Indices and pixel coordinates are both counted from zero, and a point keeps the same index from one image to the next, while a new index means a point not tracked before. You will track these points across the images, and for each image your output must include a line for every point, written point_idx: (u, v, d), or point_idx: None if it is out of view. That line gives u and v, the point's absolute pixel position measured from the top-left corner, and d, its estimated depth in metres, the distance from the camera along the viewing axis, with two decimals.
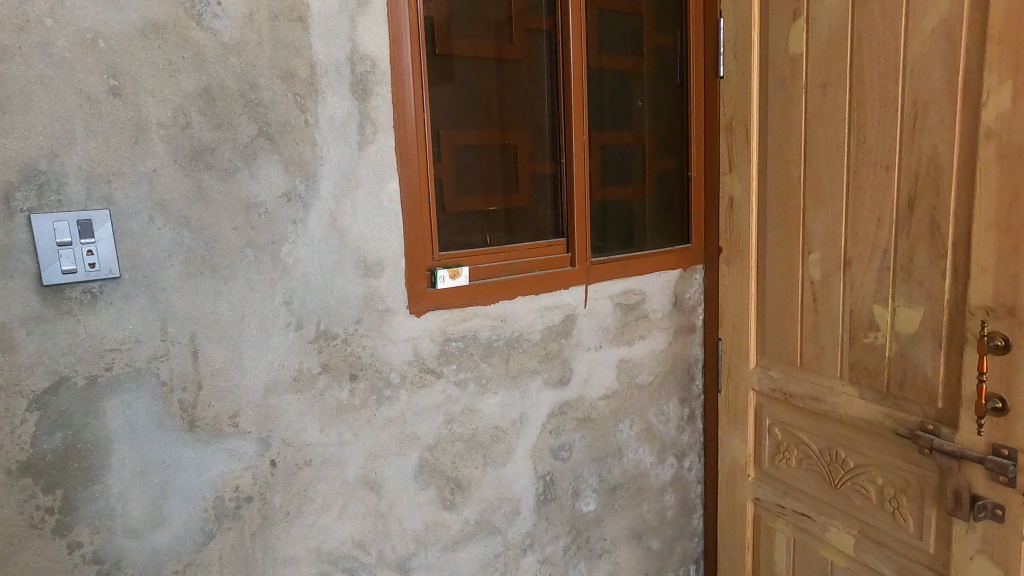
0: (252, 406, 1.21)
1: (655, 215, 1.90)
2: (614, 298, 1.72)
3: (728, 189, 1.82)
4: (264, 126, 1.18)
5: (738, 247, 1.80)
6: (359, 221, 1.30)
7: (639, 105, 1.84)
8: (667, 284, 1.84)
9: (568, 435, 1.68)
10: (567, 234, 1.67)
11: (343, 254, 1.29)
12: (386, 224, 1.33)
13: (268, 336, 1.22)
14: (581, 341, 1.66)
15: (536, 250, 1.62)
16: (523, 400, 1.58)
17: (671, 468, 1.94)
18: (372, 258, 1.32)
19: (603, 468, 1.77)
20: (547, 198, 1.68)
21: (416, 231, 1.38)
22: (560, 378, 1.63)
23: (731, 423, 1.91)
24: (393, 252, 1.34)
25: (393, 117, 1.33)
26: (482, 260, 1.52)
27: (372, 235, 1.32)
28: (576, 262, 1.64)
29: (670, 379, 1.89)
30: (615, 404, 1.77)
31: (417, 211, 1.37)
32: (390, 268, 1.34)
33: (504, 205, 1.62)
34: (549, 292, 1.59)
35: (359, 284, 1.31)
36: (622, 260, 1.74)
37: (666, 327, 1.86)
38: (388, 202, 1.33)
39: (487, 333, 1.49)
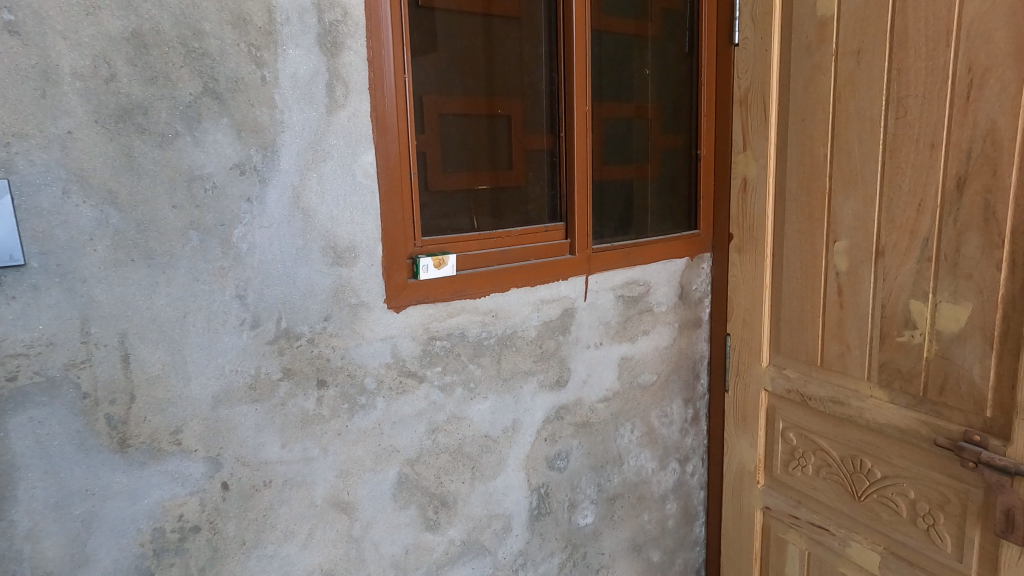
0: (199, 420, 1.01)
1: (659, 198, 1.73)
2: (615, 290, 1.54)
3: (741, 170, 1.64)
4: (210, 83, 0.97)
5: (751, 234, 1.64)
6: (328, 199, 1.10)
7: (642, 76, 1.67)
8: (673, 274, 1.67)
9: (565, 442, 1.51)
10: (565, 218, 1.47)
11: (308, 238, 1.08)
12: (360, 203, 1.13)
13: (218, 337, 1.02)
14: (580, 338, 1.49)
15: (532, 235, 1.43)
16: (516, 404, 1.40)
17: (673, 474, 1.78)
18: (344, 244, 1.12)
19: (601, 477, 1.60)
20: (543, 177, 1.49)
21: (395, 213, 1.18)
22: (557, 380, 1.46)
23: (739, 425, 1.75)
24: (368, 237, 1.15)
25: (368, 77, 1.12)
26: (471, 247, 1.33)
27: (345, 216, 1.12)
28: (577, 250, 1.46)
29: (674, 378, 1.73)
30: (616, 407, 1.60)
31: (397, 190, 1.18)
32: (366, 255, 1.15)
33: (490, 183, 1.46)
34: (546, 283, 1.41)
35: (328, 274, 1.11)
36: (625, 248, 1.56)
37: (670, 322, 1.68)
38: (363, 177, 1.13)
39: (476, 331, 1.31)
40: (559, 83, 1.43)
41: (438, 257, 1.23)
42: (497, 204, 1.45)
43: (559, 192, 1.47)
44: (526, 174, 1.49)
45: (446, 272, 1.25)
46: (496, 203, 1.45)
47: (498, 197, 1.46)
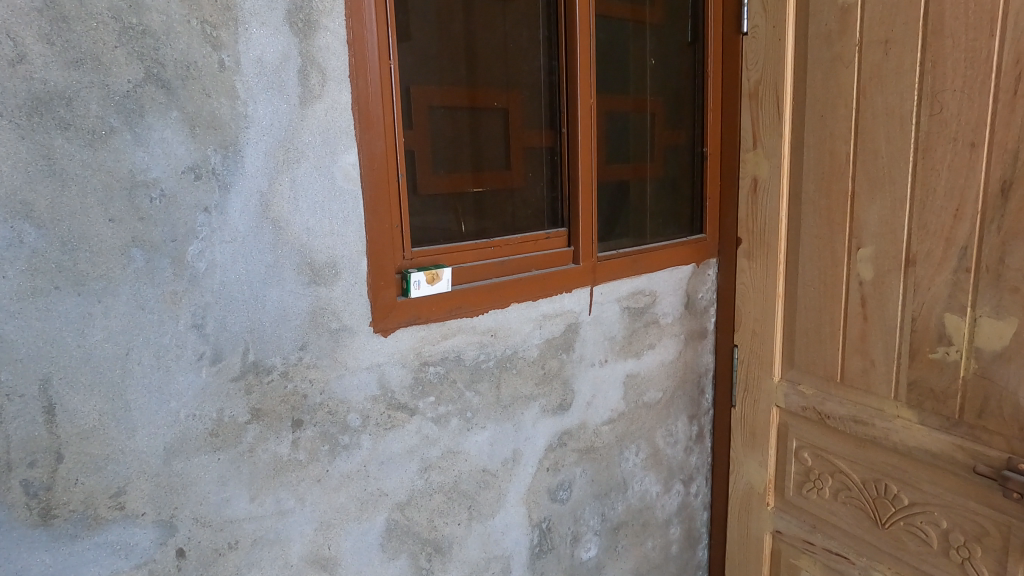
0: (146, 478, 0.84)
1: (660, 200, 1.59)
2: (621, 301, 1.42)
3: (750, 169, 1.53)
4: (154, 67, 0.79)
5: (763, 239, 1.52)
6: (303, 208, 0.93)
7: (644, 65, 1.52)
8: (679, 283, 1.55)
9: (568, 470, 1.37)
10: (568, 224, 1.34)
11: (279, 254, 0.91)
12: (340, 211, 0.96)
13: (172, 376, 0.85)
14: (584, 356, 1.35)
15: (532, 243, 1.28)
16: (517, 433, 1.26)
17: (677, 496, 1.67)
18: (321, 260, 0.95)
19: (605, 505, 1.47)
20: (542, 178, 1.35)
21: (382, 221, 1.02)
22: (560, 403, 1.33)
23: (747, 443, 1.64)
24: (350, 251, 0.98)
25: (349, 63, 0.96)
26: (465, 259, 1.17)
27: (322, 227, 0.95)
28: (581, 259, 1.32)
29: (679, 394, 1.61)
30: (620, 428, 1.47)
31: (383, 195, 1.01)
32: (348, 272, 0.98)
33: (474, 185, 1.27)
34: (549, 296, 1.27)
35: (304, 296, 0.94)
36: (632, 255, 1.43)
37: (676, 334, 1.57)
38: (343, 181, 0.96)
39: (473, 353, 1.16)
40: (561, 73, 1.29)
41: (430, 271, 1.07)
42: (491, 208, 1.28)
43: (561, 194, 1.33)
44: (519, 174, 1.32)
45: (439, 288, 1.09)
46: (483, 208, 1.27)
47: (484, 201, 1.28)
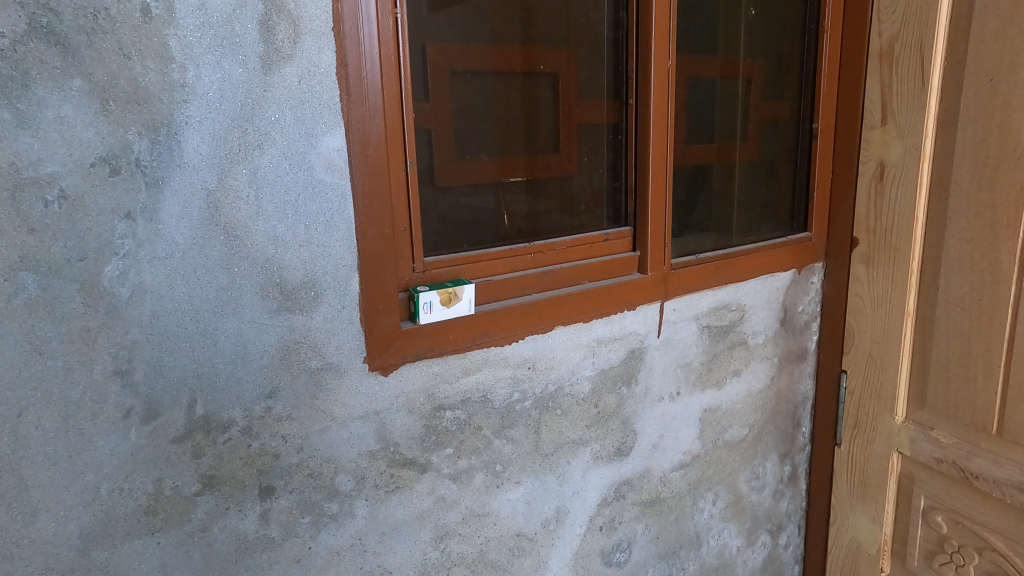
0: (54, 575, 0.64)
1: (753, 191, 1.28)
2: (700, 318, 1.12)
3: (875, 152, 1.20)
4: (42, 16, 0.56)
5: (892, 241, 1.19)
6: (266, 210, 0.69)
7: (742, 16, 1.19)
8: (774, 293, 1.24)
9: (626, 527, 1.11)
10: (632, 221, 1.04)
11: (234, 273, 0.68)
12: (321, 214, 0.72)
13: (86, 441, 0.63)
14: (650, 389, 1.08)
15: (586, 247, 1.00)
16: (561, 487, 1.00)
17: (762, 550, 1.37)
18: (295, 279, 0.71)
19: (673, 566, 1.20)
20: (602, 162, 1.06)
21: (380, 225, 0.77)
22: (617, 448, 1.06)
23: (855, 491, 1.33)
24: (335, 265, 0.74)
25: (333, 11, 0.69)
26: (498, 269, 0.91)
27: (295, 236, 0.71)
28: (649, 267, 1.03)
29: (769, 428, 1.31)
30: (694, 474, 1.19)
31: (382, 190, 0.76)
32: (332, 293, 0.74)
33: (526, 175, 1.00)
34: (606, 315, 0.99)
35: (274, 327, 0.71)
36: (716, 260, 1.13)
37: (768, 356, 1.26)
38: (323, 172, 0.71)
39: (504, 391, 0.90)
40: (629, 26, 0.98)
41: (446, 291, 0.81)
42: (540, 203, 1.01)
43: (625, 184, 1.04)
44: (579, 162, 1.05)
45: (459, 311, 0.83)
46: (528, 203, 1.00)
47: (530, 194, 1.00)
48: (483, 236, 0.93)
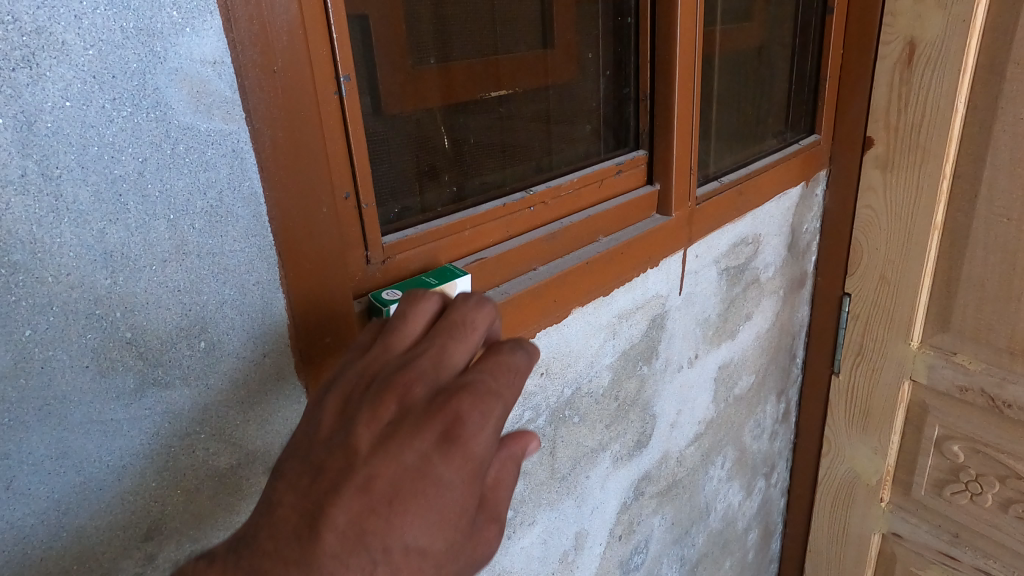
0: None
1: (739, 96, 0.96)
2: (719, 262, 0.88)
3: (903, 29, 0.96)
4: None
5: (918, 143, 0.98)
6: (75, 199, 0.32)
7: None
8: (784, 215, 1.02)
9: (645, 526, 0.90)
10: (648, 144, 0.75)
11: (24, 343, 0.32)
12: (196, 193, 0.36)
13: None
14: (670, 360, 0.84)
15: (594, 188, 0.70)
16: (580, 509, 0.76)
17: (758, 497, 1.24)
18: (163, 326, 0.37)
19: (685, 546, 1.02)
20: (601, 59, 0.73)
21: (315, 201, 0.42)
22: (637, 440, 0.83)
23: (855, 424, 1.20)
24: (242, 286, 0.40)
25: None
26: (488, 236, 0.60)
27: (150, 245, 0.35)
28: (672, 207, 0.76)
29: (772, 369, 1.14)
30: (706, 443, 1.00)
31: (311, 137, 0.41)
32: (241, 336, 0.40)
33: (454, 99, 0.61)
34: (628, 281, 0.72)
35: (135, 424, 0.37)
36: (736, 185, 0.88)
37: (775, 291, 1.06)
38: (187, 109, 0.35)
39: (513, 415, 0.62)
40: None
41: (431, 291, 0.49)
42: (472, 143, 0.62)
43: (636, 91, 0.74)
44: (512, 69, 0.65)
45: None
46: (454, 147, 0.61)
47: (457, 129, 0.61)
48: (453, 181, 0.61)
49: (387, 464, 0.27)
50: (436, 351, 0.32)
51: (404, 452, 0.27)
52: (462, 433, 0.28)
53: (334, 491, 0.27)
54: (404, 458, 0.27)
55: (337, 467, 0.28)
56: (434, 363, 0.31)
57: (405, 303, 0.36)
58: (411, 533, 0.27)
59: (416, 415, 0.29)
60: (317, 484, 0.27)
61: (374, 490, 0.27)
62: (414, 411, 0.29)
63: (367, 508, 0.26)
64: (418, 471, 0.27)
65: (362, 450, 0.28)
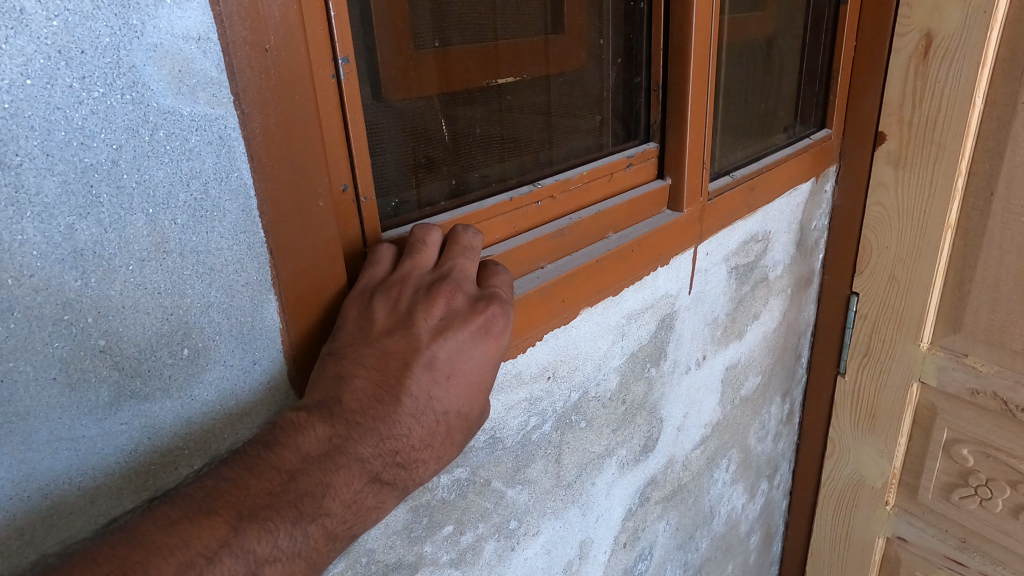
0: None
1: (751, 87, 0.92)
2: (729, 260, 0.85)
3: (920, 21, 0.92)
4: None
5: (933, 139, 0.96)
6: (38, 191, 0.28)
7: None
8: (794, 212, 0.99)
9: (649, 533, 0.87)
10: (660, 137, 0.72)
11: None
12: (178, 184, 0.33)
13: None
14: (678, 362, 0.81)
15: (604, 182, 0.67)
16: (584, 517, 0.73)
17: (761, 499, 1.22)
18: (141, 332, 0.33)
19: (688, 552, 1.00)
20: (611, 45, 0.70)
21: (311, 193, 0.39)
22: (644, 445, 0.80)
23: (860, 425, 1.18)
24: (230, 287, 0.36)
25: None
26: (494, 232, 0.57)
27: (126, 243, 0.32)
28: (684, 203, 0.72)
29: (778, 370, 1.11)
30: (712, 445, 0.97)
31: (308, 124, 0.38)
32: (228, 342, 0.37)
33: (461, 86, 0.57)
34: (638, 279, 0.68)
35: (109, 441, 0.33)
36: (747, 180, 0.85)
37: (784, 290, 1.03)
38: (168, 90, 0.31)
39: (518, 421, 0.59)
40: None
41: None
42: (471, 135, 0.58)
43: (648, 80, 0.71)
44: (513, 56, 0.61)
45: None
46: (455, 139, 0.57)
47: (453, 121, 0.57)
48: (455, 177, 0.57)
49: (445, 346, 0.41)
50: (460, 266, 0.44)
51: (457, 338, 0.41)
52: (495, 325, 0.43)
53: (409, 366, 0.39)
54: (457, 341, 0.41)
55: (406, 351, 0.40)
56: (462, 279, 0.43)
57: (414, 234, 0.45)
58: (451, 395, 0.41)
59: (461, 315, 0.42)
60: (394, 363, 0.39)
61: (436, 369, 0.40)
62: (459, 312, 0.42)
63: (434, 381, 0.40)
64: (465, 351, 0.41)
65: (424, 338, 0.40)
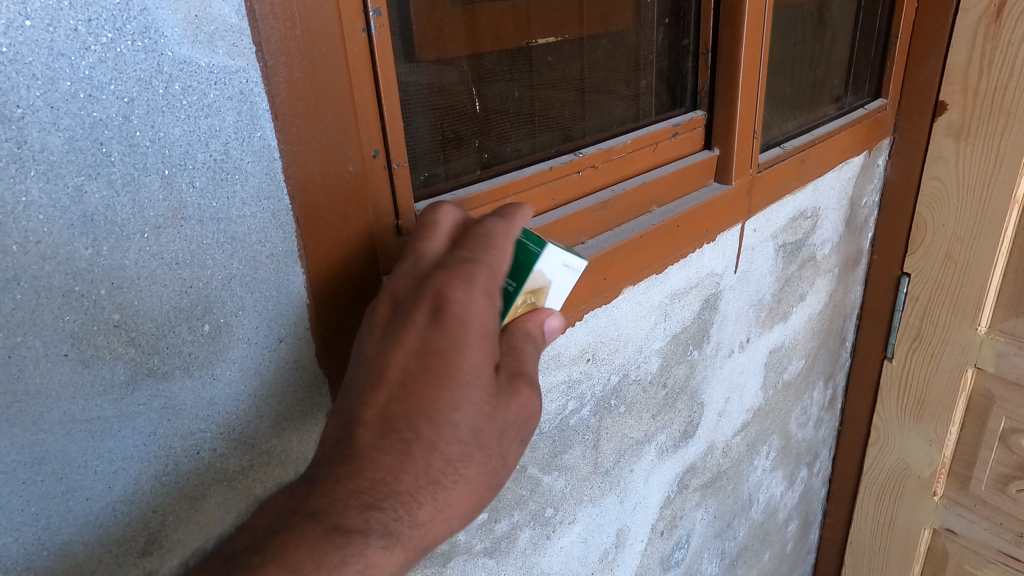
0: None
1: (804, 52, 0.86)
2: (776, 237, 0.81)
3: None
4: None
5: (1002, 108, 0.89)
6: (42, 147, 0.26)
7: None
8: (845, 187, 0.94)
9: (687, 521, 0.84)
10: (707, 105, 0.68)
11: None
12: (195, 143, 0.30)
13: None
14: (721, 344, 0.77)
15: (647, 151, 0.63)
16: (622, 504, 0.70)
17: (800, 487, 1.18)
18: (158, 306, 0.30)
19: (725, 541, 0.96)
20: (657, 5, 0.65)
21: (339, 158, 0.36)
22: (684, 430, 0.76)
23: (908, 413, 1.12)
24: (254, 258, 0.33)
25: None
26: (533, 204, 0.53)
27: (141, 207, 0.29)
28: (732, 176, 0.68)
29: (822, 353, 1.06)
30: (753, 431, 0.93)
31: (335, 81, 0.34)
32: (252, 318, 0.34)
33: (497, 47, 0.55)
34: (683, 256, 0.64)
35: (124, 423, 0.31)
36: (799, 152, 0.80)
37: (831, 269, 0.98)
38: (183, 38, 0.28)
39: (557, 405, 0.56)
40: None
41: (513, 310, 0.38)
42: (501, 104, 0.55)
43: (696, 44, 0.66)
44: (543, 21, 0.59)
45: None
46: (492, 103, 0.54)
47: (484, 87, 0.53)
48: (489, 150, 0.54)
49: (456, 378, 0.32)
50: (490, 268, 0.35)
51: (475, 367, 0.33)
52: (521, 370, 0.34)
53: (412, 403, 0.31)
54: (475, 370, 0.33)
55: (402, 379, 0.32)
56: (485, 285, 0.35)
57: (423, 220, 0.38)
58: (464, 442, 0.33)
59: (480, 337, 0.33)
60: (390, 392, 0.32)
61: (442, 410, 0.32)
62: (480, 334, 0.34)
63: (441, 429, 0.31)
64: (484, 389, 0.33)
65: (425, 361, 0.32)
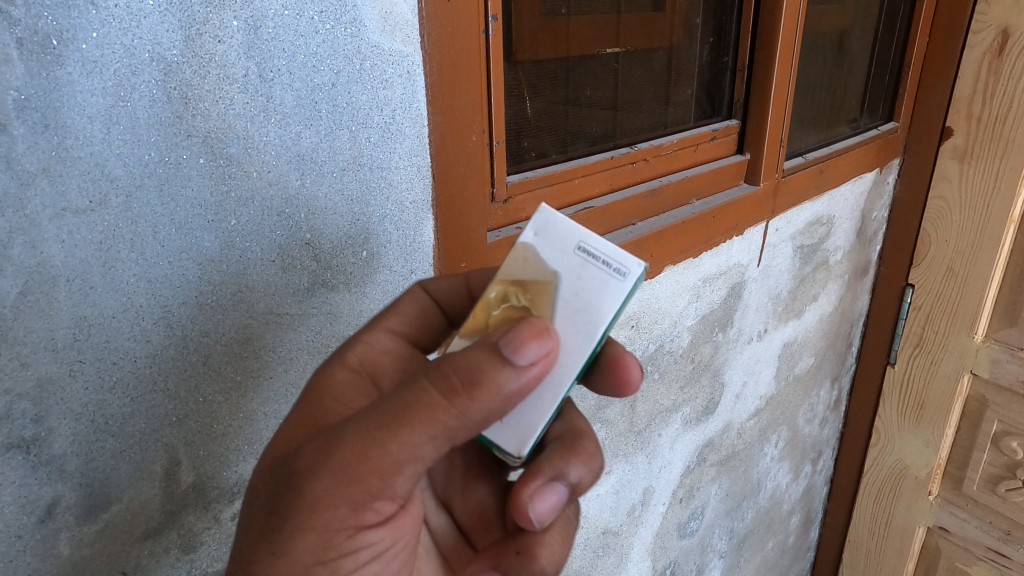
0: None
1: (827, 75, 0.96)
2: (795, 238, 0.90)
3: (997, 18, 0.95)
4: None
5: (1001, 135, 0.98)
6: (281, 102, 0.35)
7: None
8: (858, 199, 1.03)
9: (702, 493, 0.92)
10: (742, 115, 0.78)
11: (229, 232, 0.35)
12: (375, 106, 0.39)
13: None
14: (742, 330, 0.86)
15: (688, 151, 0.72)
16: (649, 465, 0.78)
17: (804, 481, 1.26)
18: (336, 231, 0.40)
19: (735, 520, 1.04)
20: (703, 25, 0.76)
21: (465, 130, 0.45)
22: (706, 405, 0.85)
23: (908, 416, 1.21)
24: (401, 203, 0.42)
25: None
26: (595, 187, 0.63)
27: (334, 153, 0.38)
28: (760, 177, 0.77)
29: (830, 353, 1.15)
30: (765, 418, 1.02)
31: (469, 70, 0.44)
32: (395, 251, 0.43)
33: (574, 53, 0.65)
34: (715, 245, 0.73)
35: (305, 320, 0.40)
36: (818, 163, 0.89)
37: (842, 275, 1.07)
38: (376, 28, 0.38)
39: None
40: None
41: (494, 302, 0.36)
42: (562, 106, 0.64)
43: (735, 61, 0.76)
44: (597, 32, 0.66)
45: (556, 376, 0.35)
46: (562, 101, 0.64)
47: (539, 90, 0.61)
48: (541, 146, 0.61)
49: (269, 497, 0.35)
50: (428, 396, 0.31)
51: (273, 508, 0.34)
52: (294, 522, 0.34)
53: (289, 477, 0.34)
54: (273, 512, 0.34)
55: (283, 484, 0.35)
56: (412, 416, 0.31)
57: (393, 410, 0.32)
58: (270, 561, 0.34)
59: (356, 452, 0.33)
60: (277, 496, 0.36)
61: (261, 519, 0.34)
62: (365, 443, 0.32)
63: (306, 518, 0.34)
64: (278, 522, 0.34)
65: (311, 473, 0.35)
